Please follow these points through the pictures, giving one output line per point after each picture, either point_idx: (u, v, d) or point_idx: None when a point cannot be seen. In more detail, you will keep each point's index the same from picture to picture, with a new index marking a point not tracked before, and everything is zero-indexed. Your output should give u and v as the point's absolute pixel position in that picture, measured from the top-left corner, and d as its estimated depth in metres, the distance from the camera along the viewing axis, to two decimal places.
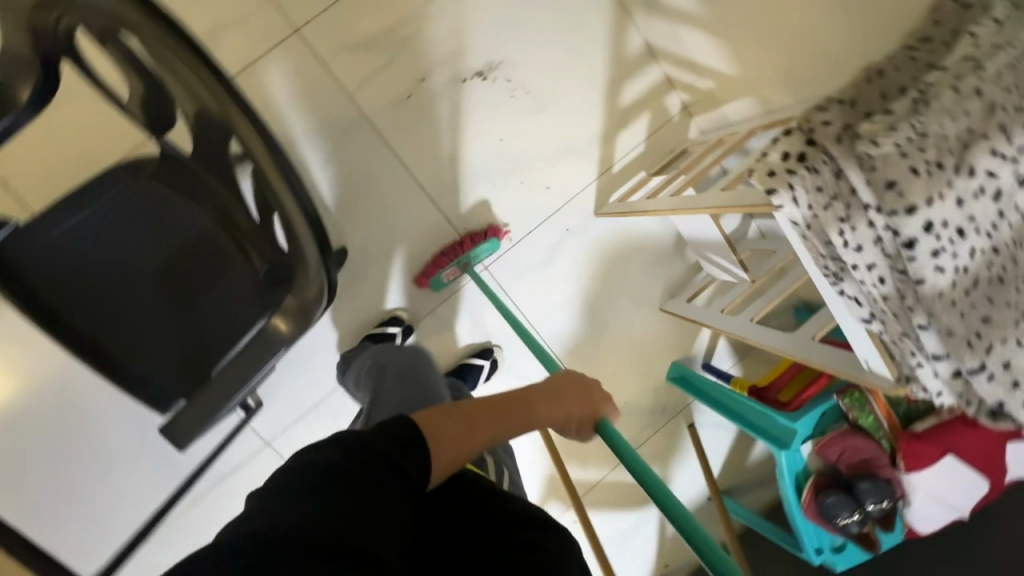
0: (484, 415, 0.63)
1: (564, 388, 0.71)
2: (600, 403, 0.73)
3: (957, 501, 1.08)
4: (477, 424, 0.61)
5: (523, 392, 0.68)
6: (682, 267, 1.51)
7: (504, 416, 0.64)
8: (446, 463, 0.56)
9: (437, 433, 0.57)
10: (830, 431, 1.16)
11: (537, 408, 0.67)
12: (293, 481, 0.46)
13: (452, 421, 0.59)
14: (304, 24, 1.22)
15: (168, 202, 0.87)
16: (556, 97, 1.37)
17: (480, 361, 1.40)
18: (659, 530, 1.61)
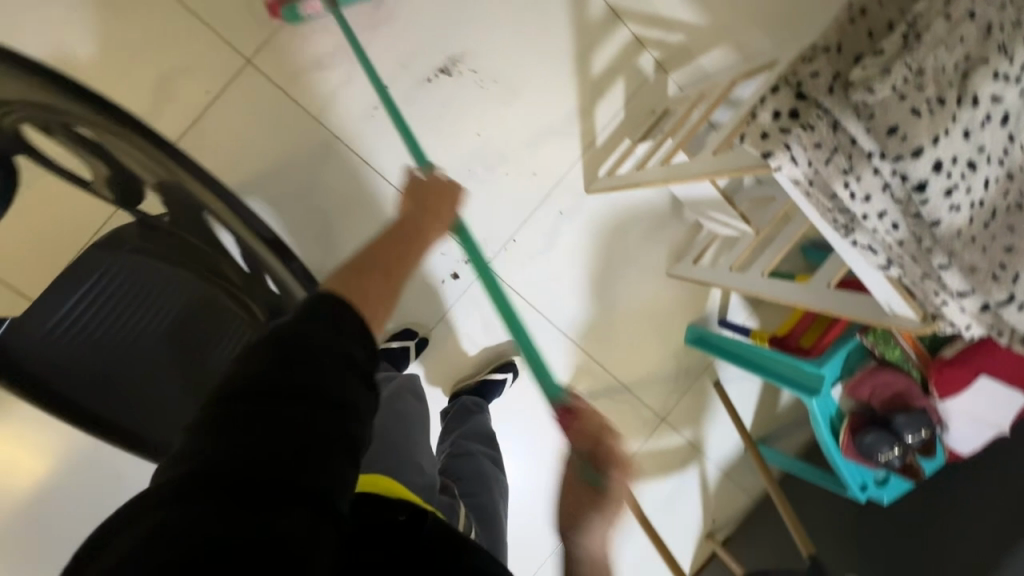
0: (375, 262, 0.71)
1: (425, 200, 0.89)
2: (452, 197, 0.93)
3: (995, 420, 1.06)
4: (374, 269, 0.69)
5: (391, 228, 0.79)
6: (683, 229, 1.49)
7: (391, 253, 0.74)
8: (373, 308, 0.63)
9: (356, 289, 0.64)
10: (858, 370, 1.16)
11: (420, 233, 0.82)
12: (245, 408, 0.46)
13: (375, 279, 0.68)
14: (255, 55, 1.18)
15: (162, 271, 0.87)
16: (525, 79, 1.32)
17: (503, 373, 1.36)
18: (702, 490, 1.63)
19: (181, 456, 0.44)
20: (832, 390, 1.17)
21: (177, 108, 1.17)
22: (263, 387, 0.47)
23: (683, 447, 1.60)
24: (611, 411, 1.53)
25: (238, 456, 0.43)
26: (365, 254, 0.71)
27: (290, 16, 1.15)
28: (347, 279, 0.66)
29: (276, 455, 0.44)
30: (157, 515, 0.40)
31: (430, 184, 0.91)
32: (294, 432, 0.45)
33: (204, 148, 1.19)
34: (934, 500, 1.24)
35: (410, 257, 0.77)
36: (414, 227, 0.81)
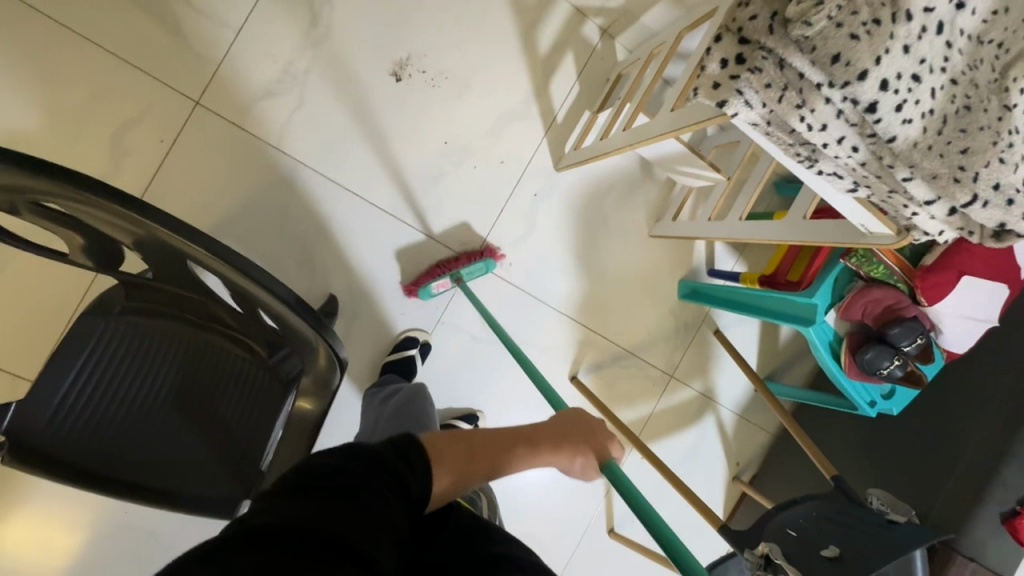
0: (486, 446, 0.64)
1: (569, 426, 0.73)
2: (604, 446, 0.73)
3: (983, 315, 1.11)
4: (480, 451, 0.63)
5: (538, 428, 0.70)
6: (657, 187, 1.50)
7: (505, 451, 0.66)
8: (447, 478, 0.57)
9: (441, 453, 0.58)
10: (848, 293, 1.18)
11: (537, 447, 0.68)
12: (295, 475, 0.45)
13: (458, 442, 0.61)
14: (203, 94, 1.17)
15: (154, 328, 0.86)
16: (475, 69, 1.32)
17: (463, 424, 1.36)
18: (721, 436, 1.67)
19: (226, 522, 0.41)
20: (827, 317, 1.20)
21: (135, 164, 1.16)
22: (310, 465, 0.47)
23: (695, 399, 1.63)
24: (621, 378, 1.56)
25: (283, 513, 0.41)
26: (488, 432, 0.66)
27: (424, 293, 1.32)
28: (448, 436, 0.61)
29: (321, 515, 0.42)
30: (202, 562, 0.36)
31: (588, 422, 0.74)
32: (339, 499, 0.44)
33: (170, 198, 1.18)
34: (939, 401, 1.29)
35: (501, 464, 0.65)
36: (534, 438, 0.68)
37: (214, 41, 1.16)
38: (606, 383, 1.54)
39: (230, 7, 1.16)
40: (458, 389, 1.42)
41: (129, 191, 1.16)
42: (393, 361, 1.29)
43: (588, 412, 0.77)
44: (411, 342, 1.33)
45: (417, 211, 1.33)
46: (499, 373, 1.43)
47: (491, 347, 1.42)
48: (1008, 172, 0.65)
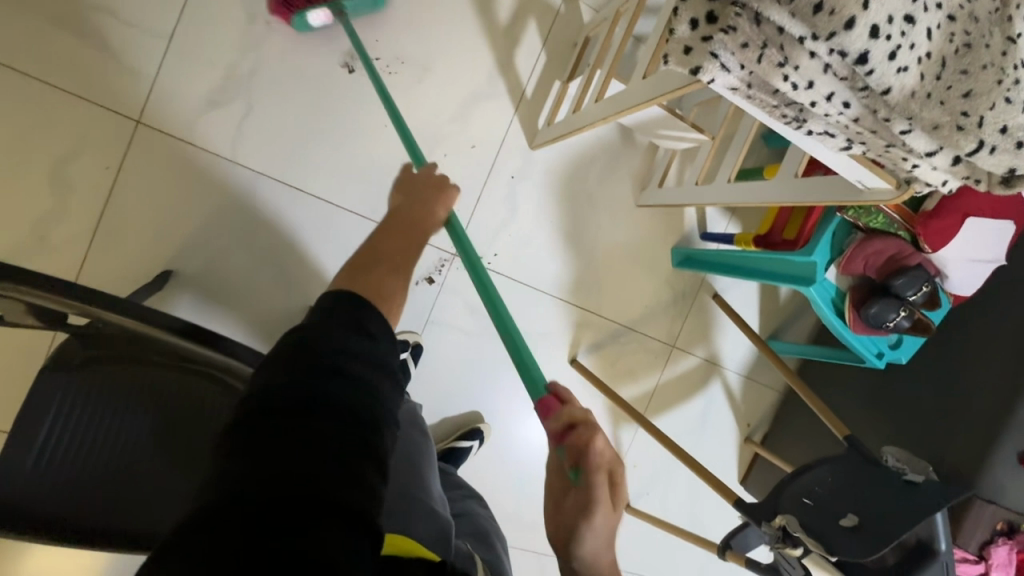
0: (382, 247, 0.73)
1: (416, 190, 0.86)
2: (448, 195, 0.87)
3: (990, 255, 1.06)
4: (384, 254, 0.71)
5: (397, 215, 0.81)
6: (639, 154, 1.43)
7: (398, 239, 0.76)
8: (392, 290, 0.66)
9: (369, 285, 0.63)
10: (848, 247, 1.12)
11: (418, 222, 0.81)
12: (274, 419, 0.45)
13: (378, 268, 0.68)
14: (143, 113, 1.09)
15: (121, 377, 0.82)
16: (432, 51, 1.23)
17: (466, 444, 1.31)
18: (729, 399, 1.65)
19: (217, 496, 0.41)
20: (827, 274, 1.15)
21: (82, 195, 1.09)
22: (283, 400, 0.46)
23: (699, 366, 1.60)
24: (622, 354, 1.52)
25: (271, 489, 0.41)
26: (375, 239, 0.74)
27: (299, 24, 1.11)
28: (349, 273, 0.66)
29: (284, 474, 0.42)
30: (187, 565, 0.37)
31: (423, 177, 0.87)
32: (298, 444, 0.43)
33: (126, 227, 1.11)
34: (948, 346, 1.26)
35: (405, 255, 0.74)
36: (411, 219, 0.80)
37: (145, 53, 1.08)
38: (607, 362, 1.51)
39: (157, 14, 1.07)
40: (457, 386, 1.38)
41: (82, 226, 1.09)
42: None
43: (416, 168, 0.90)
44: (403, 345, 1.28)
45: None
46: (497, 365, 1.41)
47: (483, 339, 1.39)
48: (1015, 113, 0.59)
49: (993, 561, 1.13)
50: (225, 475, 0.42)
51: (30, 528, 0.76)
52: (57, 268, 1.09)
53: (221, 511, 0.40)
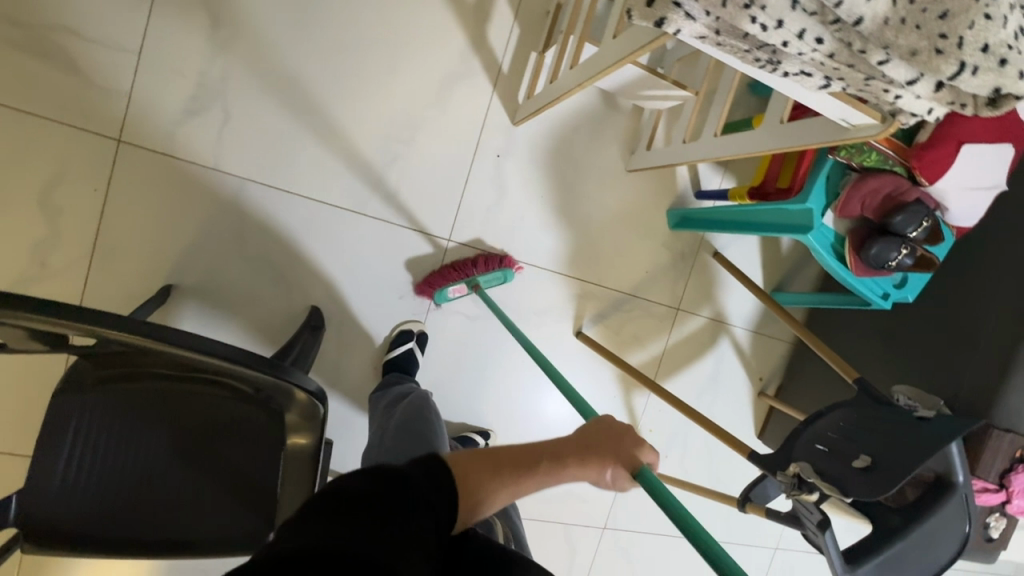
0: (503, 458, 0.62)
1: (596, 435, 0.68)
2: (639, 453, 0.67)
3: (989, 182, 1.04)
4: (498, 468, 0.61)
5: (559, 441, 0.66)
6: (625, 118, 1.40)
7: (527, 467, 0.62)
8: (467, 506, 0.57)
9: (464, 477, 0.58)
10: (843, 189, 1.10)
11: (565, 465, 0.63)
12: (350, 498, 0.49)
13: (478, 467, 0.60)
14: (122, 130, 1.09)
15: (121, 399, 0.80)
16: (402, 36, 1.21)
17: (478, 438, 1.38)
18: (739, 356, 1.65)
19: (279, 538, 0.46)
20: (824, 220, 1.13)
21: (73, 220, 1.10)
22: (358, 486, 0.51)
23: (706, 326, 1.60)
24: (627, 321, 1.52)
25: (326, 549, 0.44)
26: (506, 446, 0.63)
27: (440, 295, 1.32)
28: (473, 457, 0.60)
29: (357, 538, 0.46)
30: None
31: (615, 426, 0.69)
32: (380, 516, 0.49)
33: (121, 247, 1.13)
34: (954, 279, 1.24)
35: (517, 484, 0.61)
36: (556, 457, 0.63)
37: (116, 69, 1.07)
38: (612, 331, 1.51)
39: (124, 30, 1.07)
40: (466, 369, 1.40)
41: (79, 249, 1.11)
42: (393, 359, 1.26)
43: (611, 418, 0.70)
44: (407, 335, 1.30)
45: (380, 202, 1.26)
46: (505, 344, 1.41)
47: (487, 321, 1.39)
48: (997, 29, 0.55)
49: (1013, 488, 1.13)
50: (295, 530, 0.46)
51: (76, 539, 0.82)
52: (61, 292, 1.11)
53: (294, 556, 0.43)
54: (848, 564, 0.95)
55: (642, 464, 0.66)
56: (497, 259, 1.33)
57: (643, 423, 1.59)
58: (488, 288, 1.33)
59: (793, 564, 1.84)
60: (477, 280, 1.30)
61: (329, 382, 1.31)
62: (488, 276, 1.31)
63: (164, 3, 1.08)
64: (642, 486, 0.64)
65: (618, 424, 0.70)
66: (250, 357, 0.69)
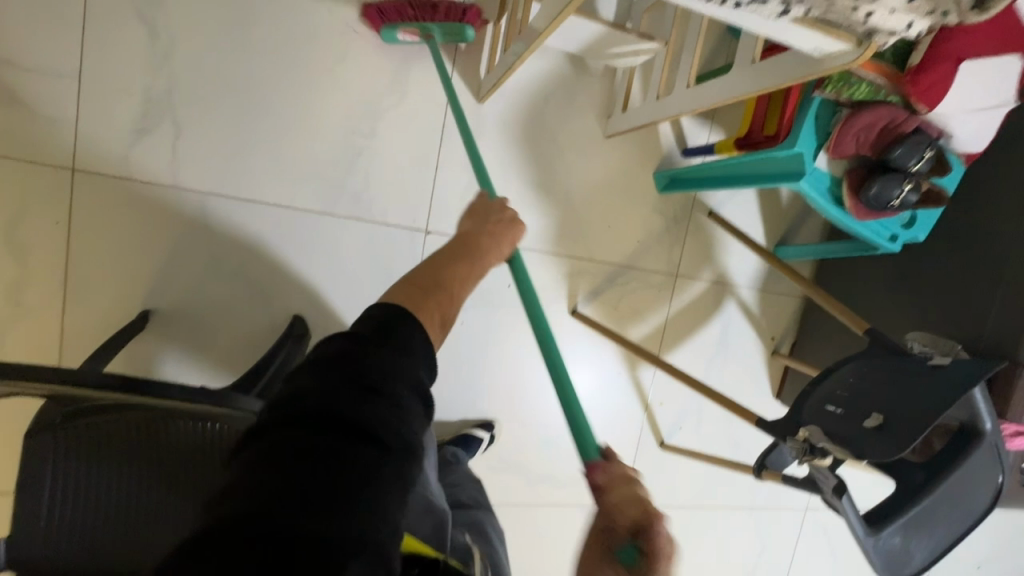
0: (426, 276, 0.70)
1: (487, 222, 0.85)
2: (514, 234, 0.85)
3: (995, 102, 0.94)
4: (429, 283, 0.69)
5: (454, 242, 0.79)
6: (597, 80, 1.32)
7: (443, 268, 0.73)
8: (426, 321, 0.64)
9: (425, 305, 0.65)
10: (834, 127, 1.01)
11: (470, 256, 0.77)
12: (305, 427, 0.48)
13: (433, 295, 0.67)
14: (75, 159, 1.07)
15: (88, 440, 0.78)
16: (349, 24, 1.15)
17: (481, 433, 1.33)
18: (747, 317, 1.57)
19: (229, 491, 0.45)
20: (818, 163, 1.05)
21: (40, 256, 1.08)
22: (315, 406, 0.49)
23: (709, 290, 1.53)
24: (624, 295, 1.46)
25: (285, 493, 0.44)
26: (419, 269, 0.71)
27: (388, 36, 1.12)
28: (394, 291, 0.66)
29: (318, 478, 0.45)
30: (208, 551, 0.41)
31: (491, 215, 0.85)
32: (339, 447, 0.47)
33: (91, 278, 1.11)
34: (969, 213, 1.15)
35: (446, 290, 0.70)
36: (479, 256, 0.78)
37: (58, 96, 1.04)
38: (609, 306, 1.45)
39: (59, 54, 1.03)
40: (461, 362, 1.36)
41: (52, 285, 1.09)
42: None
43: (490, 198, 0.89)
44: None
45: (350, 200, 1.22)
46: (499, 332, 1.38)
47: (476, 310, 1.35)
48: None
49: None
50: (250, 478, 0.45)
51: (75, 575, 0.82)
52: (42, 330, 1.10)
53: (248, 513, 0.43)
54: (870, 526, 0.90)
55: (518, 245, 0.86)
56: (460, 9, 1.06)
57: (653, 396, 1.54)
58: (443, 42, 1.11)
59: (827, 523, 1.79)
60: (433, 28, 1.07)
61: None
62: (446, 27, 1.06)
63: (96, 21, 1.03)
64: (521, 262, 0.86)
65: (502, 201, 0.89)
66: (182, 390, 0.69)
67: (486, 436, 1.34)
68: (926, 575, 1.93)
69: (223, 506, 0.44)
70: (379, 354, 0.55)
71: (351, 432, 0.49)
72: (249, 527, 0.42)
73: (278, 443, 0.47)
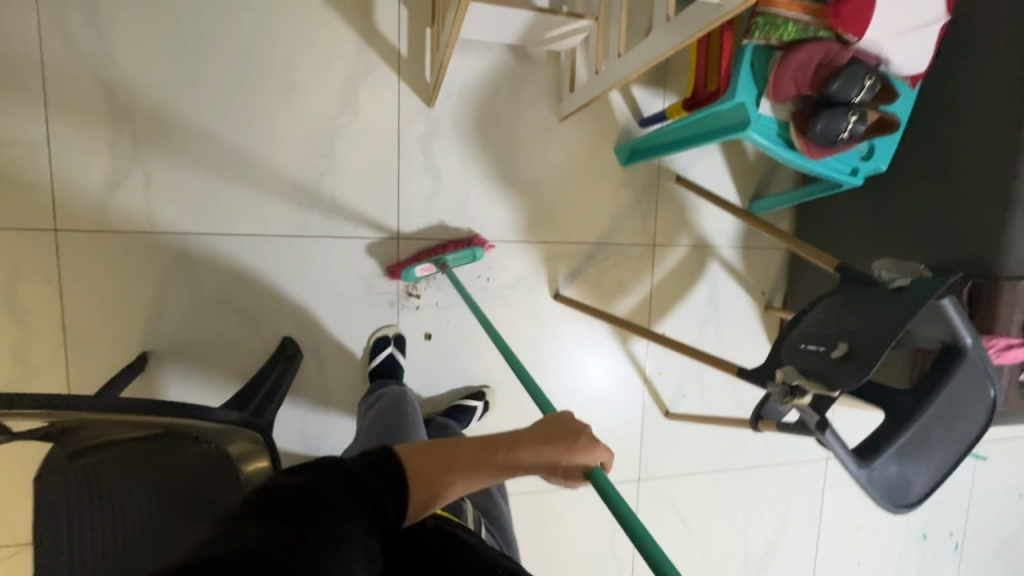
0: (461, 454, 0.68)
1: (559, 432, 0.74)
2: (589, 455, 0.72)
3: (926, 19, 0.94)
4: (457, 461, 0.67)
5: (515, 432, 0.72)
6: (542, 66, 1.34)
7: (484, 457, 0.69)
8: (425, 493, 0.64)
9: (418, 470, 0.65)
10: (770, 73, 1.01)
11: (518, 451, 0.69)
12: (291, 500, 0.53)
13: (441, 456, 0.67)
14: (56, 220, 1.13)
15: (96, 472, 0.81)
16: (293, 52, 1.20)
17: (474, 402, 1.36)
18: (734, 275, 1.57)
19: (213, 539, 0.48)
20: (761, 111, 1.05)
21: (37, 316, 1.14)
22: (301, 488, 0.54)
23: (690, 255, 1.53)
24: (605, 272, 1.47)
25: (265, 543, 0.47)
26: (462, 441, 0.70)
27: (409, 278, 1.29)
28: (425, 450, 0.67)
29: (297, 534, 0.49)
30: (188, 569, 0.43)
31: (573, 425, 0.74)
32: (318, 519, 0.51)
33: (88, 330, 1.17)
34: (930, 137, 1.15)
35: (468, 476, 0.67)
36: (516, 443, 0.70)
37: (31, 164, 1.10)
38: (591, 286, 1.46)
39: (24, 124, 1.09)
40: (454, 360, 1.39)
41: (52, 343, 1.16)
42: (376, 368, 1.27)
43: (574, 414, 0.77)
44: (383, 342, 1.30)
45: (320, 220, 1.26)
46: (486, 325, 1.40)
47: (460, 307, 1.38)
48: None
49: None
50: (237, 529, 0.49)
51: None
52: (50, 385, 1.16)
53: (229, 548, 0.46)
54: (864, 459, 0.90)
55: (593, 465, 0.71)
56: (466, 241, 1.34)
57: (651, 367, 1.54)
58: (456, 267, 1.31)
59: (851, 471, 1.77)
60: (447, 258, 1.29)
61: (324, 405, 1.33)
62: (457, 254, 1.29)
63: (55, 87, 1.10)
64: (591, 485, 0.69)
65: (579, 421, 0.76)
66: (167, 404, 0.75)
67: (479, 404, 1.37)
68: (967, 512, 1.88)
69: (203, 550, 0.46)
70: (370, 478, 0.60)
71: (331, 514, 0.53)
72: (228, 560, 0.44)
73: (262, 508, 0.52)
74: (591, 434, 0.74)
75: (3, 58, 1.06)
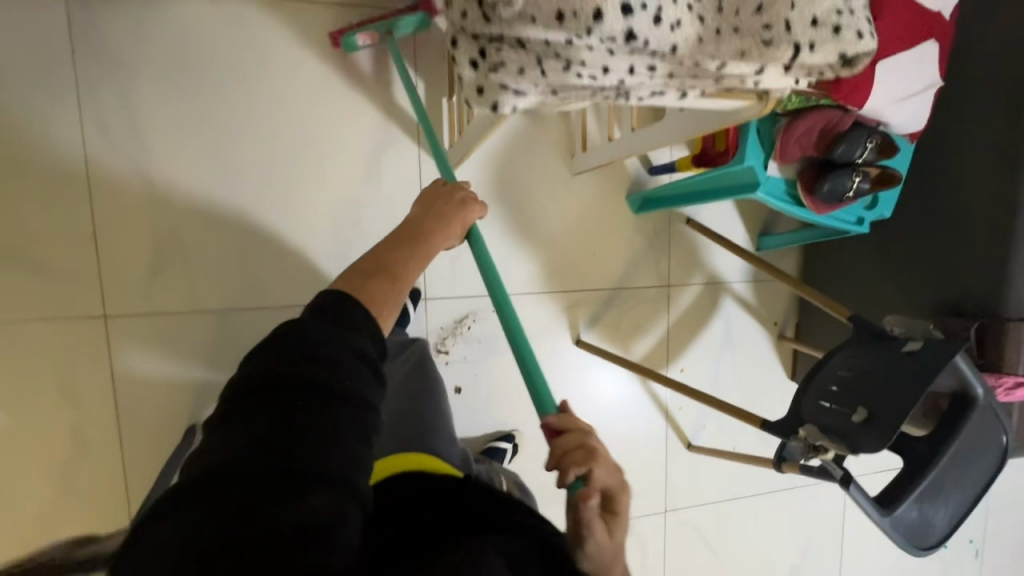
0: (385, 262, 0.78)
1: (439, 200, 0.90)
2: (469, 213, 0.90)
3: (921, 87, 0.99)
4: (387, 268, 0.77)
5: (409, 226, 0.85)
6: (554, 126, 1.40)
7: (404, 253, 0.81)
8: (384, 305, 0.73)
9: (361, 291, 0.72)
10: (777, 138, 1.07)
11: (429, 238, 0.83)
12: (264, 392, 0.57)
13: (379, 280, 0.75)
14: (106, 307, 1.19)
15: None
16: (319, 133, 1.26)
17: (504, 444, 1.41)
18: (746, 309, 1.62)
19: (208, 454, 0.55)
20: (769, 172, 1.11)
21: (91, 400, 1.20)
22: (270, 377, 0.58)
23: (703, 292, 1.59)
24: (623, 315, 1.53)
25: (254, 451, 0.53)
26: (378, 254, 0.79)
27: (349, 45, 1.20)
28: (356, 280, 0.73)
29: (279, 438, 0.54)
30: (193, 502, 0.51)
31: (450, 195, 0.90)
32: (296, 410, 0.55)
33: (139, 409, 1.23)
34: (930, 183, 1.20)
35: (403, 276, 0.78)
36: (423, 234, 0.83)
37: (82, 257, 1.17)
38: (610, 329, 1.52)
39: (74, 221, 1.16)
40: (483, 412, 1.45)
41: (105, 423, 1.21)
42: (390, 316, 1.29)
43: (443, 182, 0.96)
44: None
45: None
46: (512, 375, 1.46)
47: (486, 360, 1.43)
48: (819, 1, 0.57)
49: None
50: (223, 443, 0.54)
51: None
52: (105, 463, 1.22)
53: (221, 470, 0.52)
54: (885, 507, 0.95)
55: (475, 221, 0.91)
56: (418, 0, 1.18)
57: (671, 404, 1.60)
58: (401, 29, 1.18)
59: None
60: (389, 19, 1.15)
61: None
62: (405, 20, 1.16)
63: (101, 184, 1.16)
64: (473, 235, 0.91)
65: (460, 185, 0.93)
66: None
67: (509, 446, 1.41)
68: (985, 523, 1.92)
69: (203, 466, 0.54)
70: (334, 337, 0.62)
71: (304, 396, 0.57)
72: (224, 480, 0.52)
73: (243, 409, 0.56)
74: (465, 194, 0.91)
75: (50, 161, 1.13)
